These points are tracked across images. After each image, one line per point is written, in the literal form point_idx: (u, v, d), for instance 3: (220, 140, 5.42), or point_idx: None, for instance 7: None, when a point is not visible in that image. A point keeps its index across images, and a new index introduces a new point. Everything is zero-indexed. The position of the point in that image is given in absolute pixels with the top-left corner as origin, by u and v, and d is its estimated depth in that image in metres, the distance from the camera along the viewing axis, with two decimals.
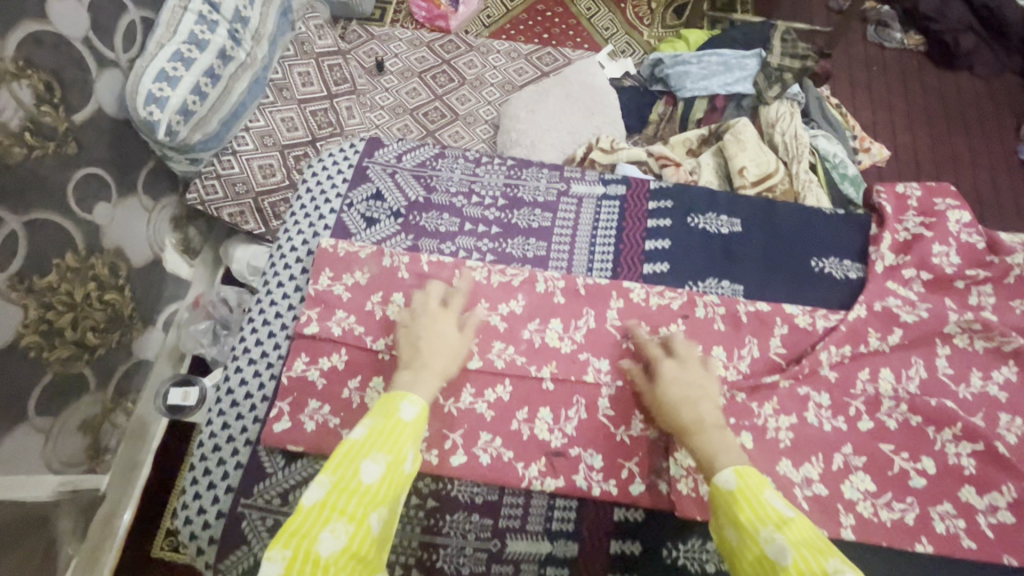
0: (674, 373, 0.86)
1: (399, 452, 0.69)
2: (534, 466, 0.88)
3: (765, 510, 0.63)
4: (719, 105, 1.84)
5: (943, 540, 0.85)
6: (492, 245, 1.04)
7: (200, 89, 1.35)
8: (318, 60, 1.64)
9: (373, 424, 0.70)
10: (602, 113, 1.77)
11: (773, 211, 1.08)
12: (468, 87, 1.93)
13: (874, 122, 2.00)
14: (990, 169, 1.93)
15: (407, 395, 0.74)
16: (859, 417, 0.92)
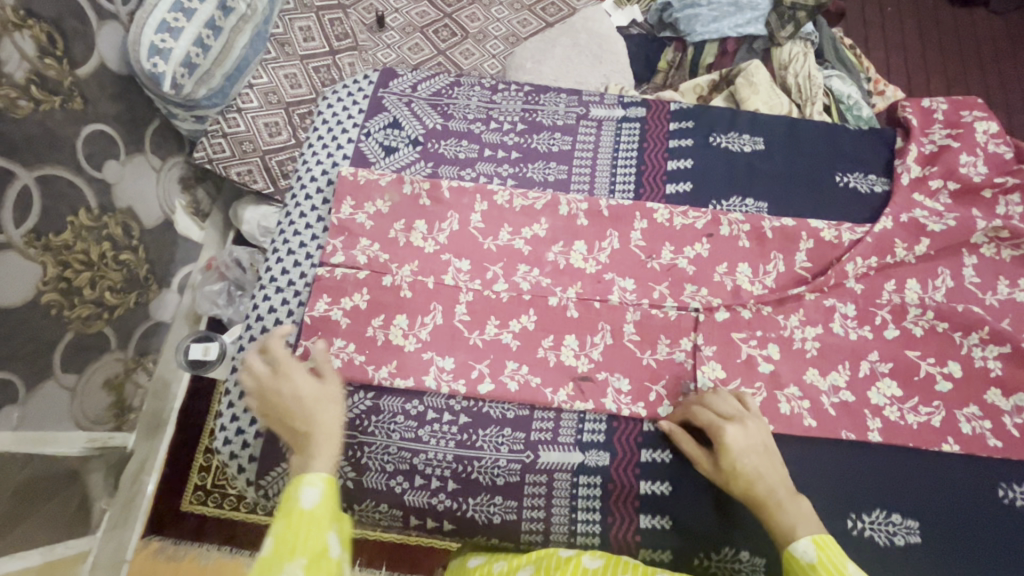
0: (741, 441, 0.79)
1: (312, 545, 0.62)
2: (562, 391, 0.89)
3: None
4: (730, 49, 1.79)
5: (970, 441, 0.86)
6: (512, 170, 1.03)
7: (202, 41, 1.28)
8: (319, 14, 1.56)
9: (277, 529, 0.63)
10: (610, 65, 1.75)
11: (796, 129, 1.07)
12: (471, 41, 1.88)
13: (888, 63, 1.95)
14: (1006, 106, 1.89)
15: (304, 478, 0.66)
16: (885, 326, 0.92)
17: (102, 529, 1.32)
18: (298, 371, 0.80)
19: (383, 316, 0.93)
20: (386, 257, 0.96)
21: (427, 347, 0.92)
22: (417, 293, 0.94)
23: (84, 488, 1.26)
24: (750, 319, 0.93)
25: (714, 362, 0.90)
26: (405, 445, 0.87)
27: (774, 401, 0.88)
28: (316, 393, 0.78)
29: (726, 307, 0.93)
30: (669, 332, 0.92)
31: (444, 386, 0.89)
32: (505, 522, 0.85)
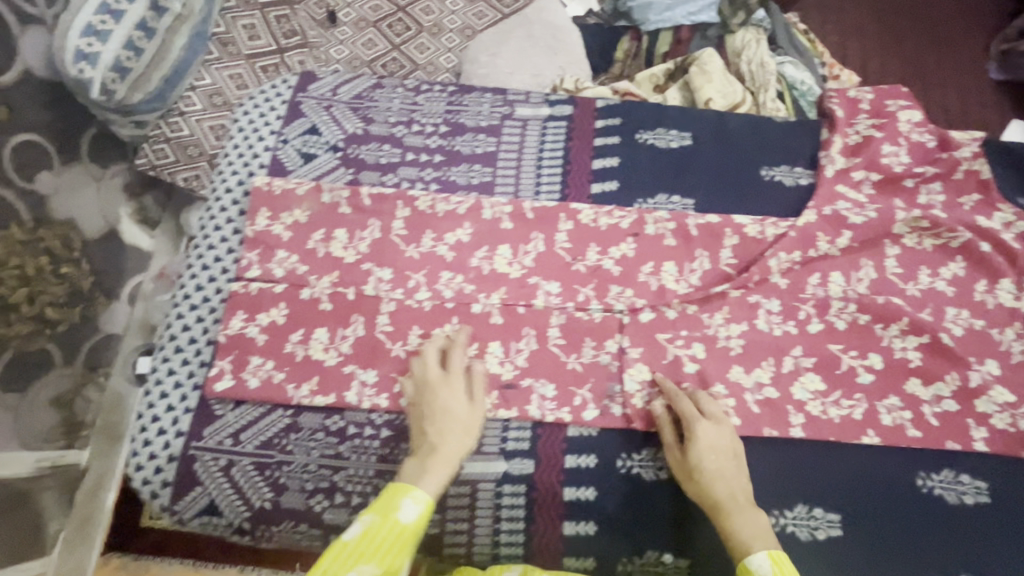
0: (711, 439, 0.82)
1: (389, 561, 0.70)
2: (486, 400, 0.88)
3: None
4: (684, 37, 1.78)
5: (889, 432, 0.87)
6: (436, 174, 1.00)
7: (133, 44, 1.23)
8: (263, 9, 1.55)
9: (368, 523, 0.72)
10: (566, 57, 1.68)
11: (723, 123, 1.06)
12: (427, 35, 1.74)
13: (844, 47, 1.95)
14: (959, 88, 1.91)
15: (408, 491, 0.74)
16: (809, 321, 0.92)
17: (57, 551, 1.17)
18: (449, 390, 0.84)
19: (302, 330, 0.91)
20: (305, 269, 0.94)
21: (349, 360, 0.90)
22: (338, 306, 0.92)
23: (36, 509, 1.13)
24: (675, 319, 0.92)
25: (640, 364, 0.90)
26: (325, 462, 0.85)
27: (699, 400, 0.88)
28: (467, 411, 0.83)
29: (651, 307, 0.93)
30: (594, 334, 0.91)
31: (366, 401, 0.87)
32: (428, 535, 0.84)
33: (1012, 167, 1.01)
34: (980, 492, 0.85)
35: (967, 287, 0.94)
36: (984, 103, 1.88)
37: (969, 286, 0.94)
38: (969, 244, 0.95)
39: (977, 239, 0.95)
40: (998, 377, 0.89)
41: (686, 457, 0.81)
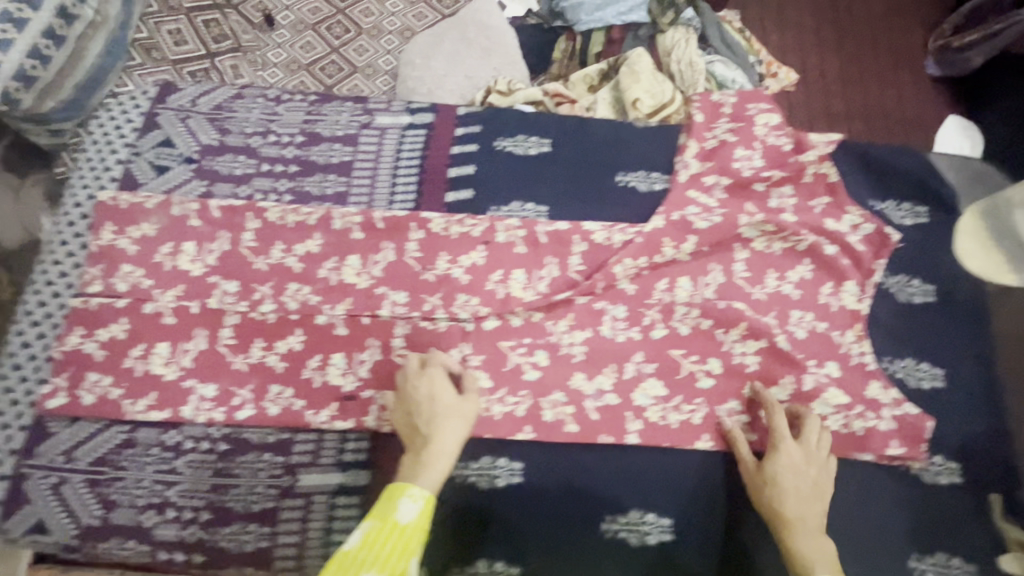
0: (792, 458, 0.82)
1: (396, 563, 0.63)
2: (325, 411, 0.88)
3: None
4: (617, 37, 1.73)
5: (724, 436, 0.88)
6: (290, 185, 1.00)
7: (53, 32, 1.00)
8: (190, 16, 1.70)
9: (366, 529, 0.66)
10: (499, 58, 1.65)
11: (584, 129, 1.06)
12: (365, 37, 1.77)
13: (784, 46, 1.88)
14: (898, 85, 1.87)
15: (405, 490, 0.71)
16: (653, 326, 0.93)
17: None
18: (440, 384, 0.85)
19: (143, 345, 0.90)
20: (150, 283, 0.93)
21: (189, 375, 0.89)
22: (182, 322, 0.91)
23: None
24: (519, 327, 0.92)
25: (480, 372, 0.90)
26: (159, 478, 0.85)
27: (538, 408, 0.88)
28: (457, 406, 0.83)
29: (496, 315, 0.93)
30: (439, 344, 0.91)
31: (202, 415, 0.87)
32: (260, 549, 0.84)
33: (862, 170, 1.03)
34: None
35: (813, 289, 0.95)
36: (922, 111, 1.82)
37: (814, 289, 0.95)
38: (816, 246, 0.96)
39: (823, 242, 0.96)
40: (834, 379, 0.90)
41: (764, 475, 0.82)
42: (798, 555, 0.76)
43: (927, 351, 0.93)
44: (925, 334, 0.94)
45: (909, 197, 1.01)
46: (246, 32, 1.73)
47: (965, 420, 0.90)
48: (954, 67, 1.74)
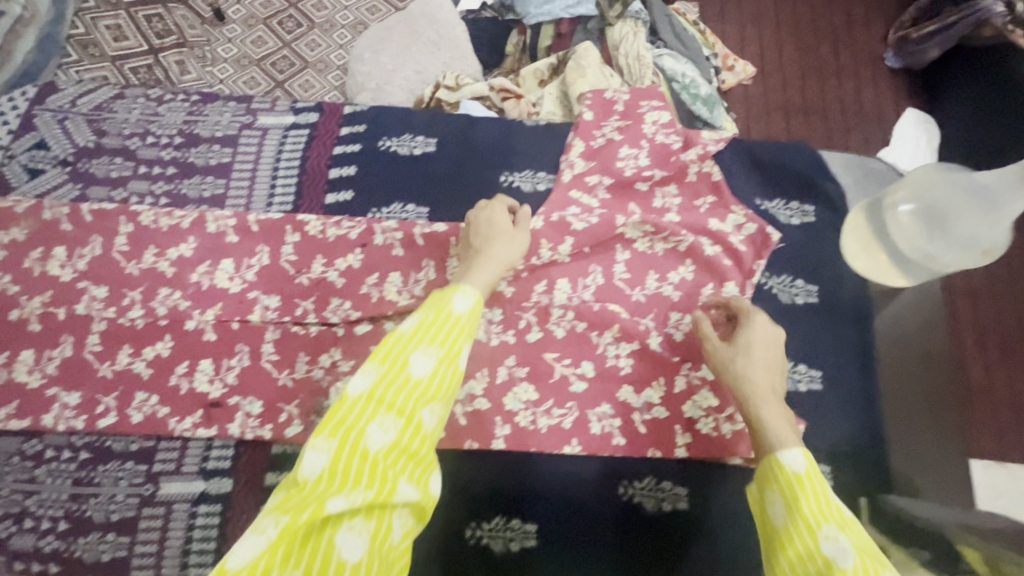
0: (764, 332, 0.82)
1: (450, 344, 0.67)
2: (189, 419, 0.87)
3: (831, 506, 0.61)
4: (565, 31, 1.64)
5: (594, 440, 0.87)
6: (167, 187, 0.98)
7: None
8: (130, 11, 1.65)
9: (422, 317, 0.68)
10: (449, 50, 1.60)
11: (472, 128, 1.05)
12: (318, 31, 1.71)
13: (741, 37, 1.85)
14: (855, 78, 1.77)
15: (458, 288, 0.71)
16: (529, 329, 0.92)
17: None
18: (496, 211, 0.89)
19: (7, 353, 0.89)
20: (17, 289, 0.92)
21: (53, 382, 0.88)
22: (48, 329, 0.90)
23: None
24: (391, 331, 0.91)
25: (349, 377, 0.89)
26: (19, 487, 0.84)
27: None
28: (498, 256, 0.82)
29: (368, 320, 0.92)
30: (309, 349, 0.90)
31: (63, 423, 0.86)
32: (115, 561, 0.82)
33: (752, 168, 1.02)
34: (679, 499, 0.85)
35: (694, 291, 0.93)
36: (881, 112, 1.71)
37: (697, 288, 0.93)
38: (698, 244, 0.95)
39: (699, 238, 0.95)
40: (708, 382, 0.89)
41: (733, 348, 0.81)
42: (756, 419, 0.73)
43: (805, 353, 0.91)
44: (805, 336, 0.92)
45: (797, 195, 0.99)
46: (193, 28, 1.67)
47: (840, 424, 0.88)
48: (914, 60, 1.71)
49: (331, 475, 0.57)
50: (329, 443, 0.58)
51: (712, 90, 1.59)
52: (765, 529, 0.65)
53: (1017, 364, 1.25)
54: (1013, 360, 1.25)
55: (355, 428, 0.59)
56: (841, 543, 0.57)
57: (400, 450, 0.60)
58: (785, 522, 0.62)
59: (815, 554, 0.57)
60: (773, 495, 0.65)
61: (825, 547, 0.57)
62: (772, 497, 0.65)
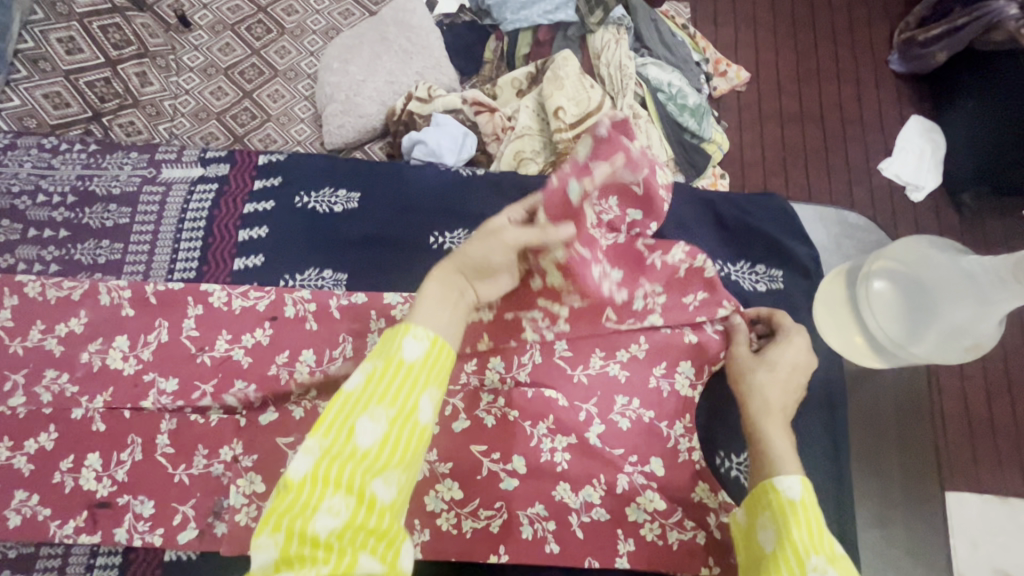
0: (790, 353, 0.75)
1: (405, 398, 0.54)
2: (71, 522, 0.78)
3: (825, 540, 0.57)
4: (544, 39, 1.43)
5: (525, 548, 0.77)
6: (58, 253, 0.88)
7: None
8: (82, 22, 1.41)
9: (370, 368, 0.55)
10: (424, 58, 1.41)
11: (400, 180, 0.94)
12: (288, 38, 1.51)
13: (737, 41, 1.63)
14: (856, 84, 1.59)
15: (407, 327, 0.57)
16: (455, 417, 0.81)
17: None
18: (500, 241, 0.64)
19: None
20: None
21: None
22: None
23: None
24: (297, 420, 0.81)
25: (252, 474, 0.79)
26: None
27: None
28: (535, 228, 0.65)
29: (274, 407, 0.82)
30: (208, 440, 0.81)
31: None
32: None
33: (716, 225, 0.92)
34: None
35: (643, 371, 0.82)
36: (884, 119, 1.54)
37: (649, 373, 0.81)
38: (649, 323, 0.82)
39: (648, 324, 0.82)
40: (654, 480, 0.79)
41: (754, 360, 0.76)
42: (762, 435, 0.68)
43: None
44: None
45: (763, 257, 0.89)
46: (156, 36, 1.45)
47: None
48: (918, 63, 1.52)
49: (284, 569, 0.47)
50: (274, 539, 0.49)
51: (701, 99, 1.40)
52: (753, 553, 0.61)
53: (999, 393, 1.21)
54: (991, 387, 1.21)
55: (302, 516, 0.49)
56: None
57: (363, 531, 0.50)
58: (773, 549, 0.58)
59: None
60: (765, 520, 0.61)
61: None
62: (764, 521, 0.61)
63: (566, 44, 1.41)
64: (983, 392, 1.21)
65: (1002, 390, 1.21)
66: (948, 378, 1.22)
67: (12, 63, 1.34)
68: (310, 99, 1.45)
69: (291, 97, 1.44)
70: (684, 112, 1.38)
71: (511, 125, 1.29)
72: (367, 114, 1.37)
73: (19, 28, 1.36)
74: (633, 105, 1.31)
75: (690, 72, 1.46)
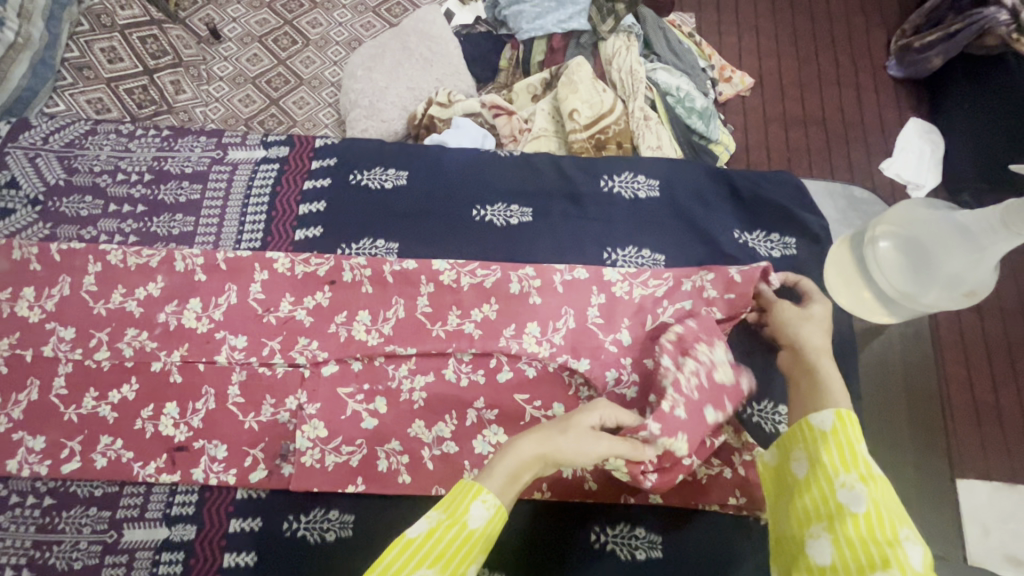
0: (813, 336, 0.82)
1: (455, 568, 0.59)
2: (153, 464, 0.86)
3: (854, 458, 0.65)
4: (558, 46, 1.52)
5: (566, 486, 0.84)
6: (136, 225, 0.98)
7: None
8: (124, 33, 1.45)
9: (436, 518, 0.61)
10: (442, 66, 1.49)
11: (443, 162, 1.03)
12: (313, 49, 1.61)
13: (740, 48, 1.74)
14: (855, 87, 1.68)
15: (477, 492, 0.63)
16: (499, 369, 0.89)
17: None
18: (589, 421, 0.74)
19: None
20: None
21: (20, 426, 0.87)
22: (10, 380, 0.89)
23: None
24: (358, 371, 0.89)
25: (316, 421, 0.87)
26: None
27: (373, 458, 0.86)
28: (626, 440, 0.74)
29: (335, 361, 0.90)
30: (274, 391, 0.89)
31: (27, 469, 0.85)
32: None
33: (732, 199, 1.00)
34: (653, 546, 0.82)
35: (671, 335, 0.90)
36: (885, 121, 1.63)
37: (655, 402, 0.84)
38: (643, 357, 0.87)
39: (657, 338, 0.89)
40: None
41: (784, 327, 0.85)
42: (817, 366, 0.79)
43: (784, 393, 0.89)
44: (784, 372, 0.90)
45: (777, 227, 0.98)
46: (190, 48, 1.53)
47: None
48: (915, 69, 1.62)
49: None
50: None
51: (708, 103, 1.49)
52: (783, 476, 0.71)
53: (1007, 383, 1.24)
54: (997, 375, 1.24)
55: None
56: (856, 491, 0.62)
57: None
58: (807, 473, 0.68)
59: (830, 500, 0.64)
60: (798, 452, 0.70)
61: (841, 494, 0.63)
62: (796, 453, 0.70)
63: (579, 52, 1.52)
64: (988, 380, 1.24)
65: (1008, 380, 1.24)
66: (952, 368, 1.26)
67: (59, 70, 1.36)
68: (334, 105, 1.55)
69: (316, 104, 1.55)
70: (692, 114, 1.47)
71: (527, 127, 1.38)
72: (389, 119, 1.44)
73: (67, 39, 1.39)
74: (644, 108, 1.39)
75: (696, 76, 1.55)
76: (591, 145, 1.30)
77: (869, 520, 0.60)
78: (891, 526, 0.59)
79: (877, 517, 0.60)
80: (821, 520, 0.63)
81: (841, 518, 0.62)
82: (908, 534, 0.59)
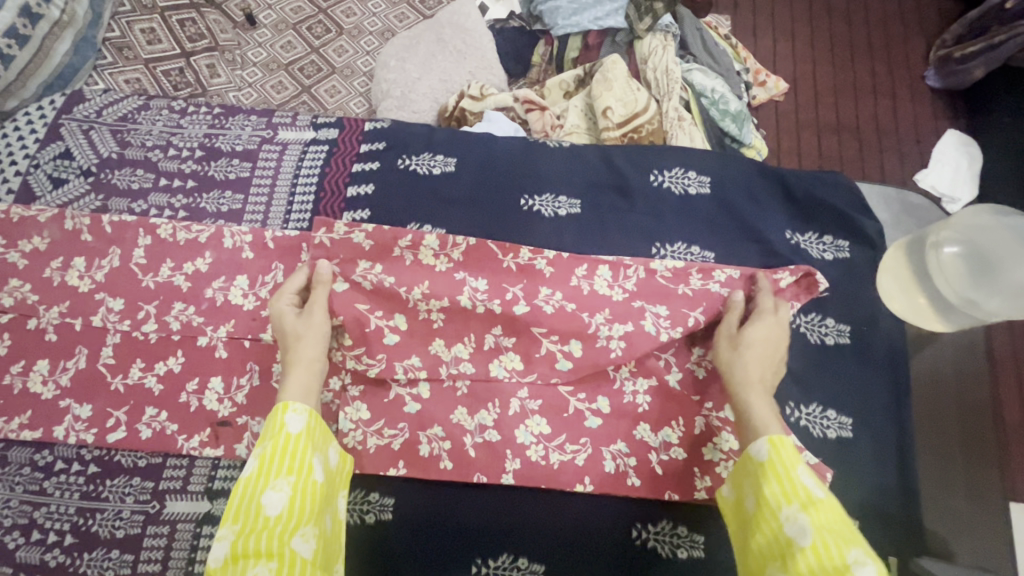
0: (763, 335, 0.83)
1: (299, 463, 0.70)
2: (196, 437, 0.86)
3: (794, 487, 0.64)
4: (593, 43, 1.49)
5: (609, 480, 0.83)
6: (186, 201, 1.00)
7: (16, 32, 1.15)
8: (163, 15, 1.46)
9: (262, 451, 0.70)
10: (476, 59, 1.46)
11: (490, 150, 1.03)
12: (346, 37, 1.58)
13: (776, 52, 1.71)
14: (894, 94, 1.64)
15: (287, 407, 0.74)
16: (551, 359, 0.86)
17: None
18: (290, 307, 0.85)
19: (23, 362, 0.89)
20: (35, 298, 0.92)
21: (66, 394, 0.88)
22: (57, 348, 0.90)
23: None
24: (378, 341, 0.86)
25: (358, 403, 0.86)
26: (28, 498, 0.85)
27: (415, 442, 0.85)
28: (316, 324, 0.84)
29: None
30: None
31: (73, 436, 0.86)
32: None
33: (784, 199, 0.99)
34: (695, 546, 0.82)
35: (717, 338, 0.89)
36: (920, 131, 1.59)
37: (593, 331, 0.86)
38: (571, 282, 0.90)
39: (622, 290, 0.90)
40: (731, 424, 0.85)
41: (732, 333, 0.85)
42: (747, 411, 0.76)
43: (834, 398, 0.86)
44: (836, 375, 0.88)
45: (830, 229, 0.96)
46: (225, 32, 1.52)
47: (876, 476, 0.83)
48: (955, 79, 1.58)
49: (232, 562, 0.62)
50: None
51: (742, 106, 1.46)
52: (743, 517, 0.70)
53: None
54: None
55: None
56: (800, 522, 0.61)
57: None
58: (756, 509, 0.67)
59: (779, 535, 0.63)
60: (749, 487, 0.70)
61: (789, 527, 0.62)
62: (748, 490, 0.70)
63: (613, 50, 1.49)
64: (1020, 397, 1.17)
65: None
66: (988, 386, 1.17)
67: (99, 49, 1.37)
68: (365, 95, 1.53)
69: (348, 93, 1.52)
70: (726, 115, 1.43)
71: (561, 124, 1.36)
72: (420, 110, 1.43)
73: (108, 18, 1.40)
74: (678, 108, 1.36)
75: (733, 77, 1.52)
76: (623, 143, 1.28)
77: (815, 554, 0.58)
78: (838, 549, 0.57)
79: (824, 548, 0.58)
80: (775, 559, 0.62)
81: (791, 554, 0.60)
82: (858, 557, 0.56)
